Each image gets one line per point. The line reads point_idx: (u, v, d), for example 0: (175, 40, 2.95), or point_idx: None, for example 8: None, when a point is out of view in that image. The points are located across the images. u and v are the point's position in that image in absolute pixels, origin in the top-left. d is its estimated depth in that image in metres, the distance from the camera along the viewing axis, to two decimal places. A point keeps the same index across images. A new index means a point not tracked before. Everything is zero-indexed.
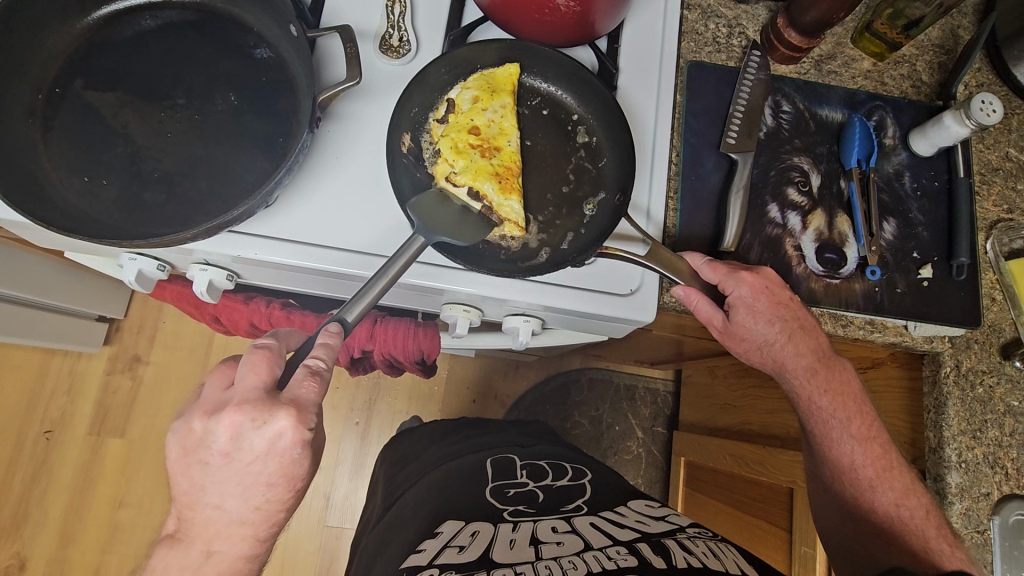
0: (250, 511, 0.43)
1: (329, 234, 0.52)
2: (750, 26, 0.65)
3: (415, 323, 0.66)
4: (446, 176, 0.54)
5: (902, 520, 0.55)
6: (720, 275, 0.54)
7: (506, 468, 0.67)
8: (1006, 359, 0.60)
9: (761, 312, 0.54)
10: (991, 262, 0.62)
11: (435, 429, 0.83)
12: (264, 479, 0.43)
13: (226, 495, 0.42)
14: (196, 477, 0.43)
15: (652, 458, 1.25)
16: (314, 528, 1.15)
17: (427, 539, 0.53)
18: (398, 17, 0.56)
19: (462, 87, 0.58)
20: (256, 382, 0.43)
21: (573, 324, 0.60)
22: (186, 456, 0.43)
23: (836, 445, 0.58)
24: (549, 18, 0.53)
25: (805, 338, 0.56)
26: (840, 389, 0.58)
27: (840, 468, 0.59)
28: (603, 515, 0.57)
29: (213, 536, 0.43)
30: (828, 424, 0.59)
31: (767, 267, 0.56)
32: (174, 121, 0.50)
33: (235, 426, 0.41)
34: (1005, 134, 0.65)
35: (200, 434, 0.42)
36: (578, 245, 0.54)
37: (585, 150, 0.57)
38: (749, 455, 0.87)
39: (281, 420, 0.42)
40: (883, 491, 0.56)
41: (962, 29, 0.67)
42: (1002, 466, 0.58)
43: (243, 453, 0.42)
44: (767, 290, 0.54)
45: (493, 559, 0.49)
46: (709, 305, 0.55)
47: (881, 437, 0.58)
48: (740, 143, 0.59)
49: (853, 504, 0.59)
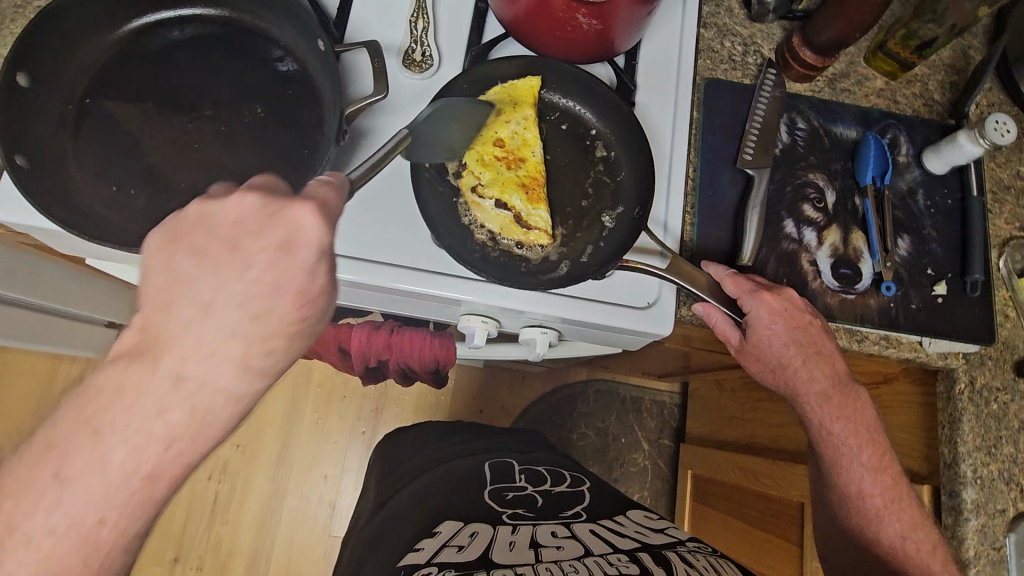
0: (246, 321, 0.33)
1: (353, 245, 0.53)
2: (765, 45, 0.65)
3: (432, 333, 0.66)
4: (473, 189, 0.57)
5: (908, 552, 0.54)
6: (740, 290, 0.54)
7: (505, 471, 0.68)
8: (1020, 376, 0.60)
9: (779, 333, 0.54)
10: (1003, 279, 0.62)
11: (432, 431, 0.82)
12: (267, 281, 0.33)
13: (219, 290, 0.33)
14: (180, 271, 0.33)
15: (658, 471, 1.25)
16: (319, 538, 1.15)
17: (425, 539, 0.53)
18: (421, 33, 0.57)
19: (483, 101, 0.58)
20: (273, 184, 0.36)
21: (589, 337, 0.60)
22: (172, 245, 0.34)
23: (847, 471, 0.58)
24: (571, 35, 0.54)
25: (820, 363, 0.56)
26: (853, 416, 0.58)
27: (848, 494, 0.58)
28: (603, 523, 0.58)
29: (190, 354, 0.32)
30: (840, 450, 0.58)
31: (791, 288, 0.56)
32: (201, 132, 0.51)
33: (244, 207, 0.34)
34: (1016, 153, 0.66)
35: (199, 216, 0.34)
36: (598, 258, 0.54)
37: (604, 163, 0.57)
38: (759, 470, 0.87)
39: (299, 212, 0.33)
40: (891, 522, 0.56)
41: (973, 50, 0.68)
42: (1017, 482, 0.58)
43: (253, 242, 0.33)
44: (785, 312, 0.54)
45: (492, 560, 0.48)
46: (728, 322, 0.56)
47: (893, 469, 0.57)
48: (757, 160, 0.59)
49: (858, 532, 0.58)
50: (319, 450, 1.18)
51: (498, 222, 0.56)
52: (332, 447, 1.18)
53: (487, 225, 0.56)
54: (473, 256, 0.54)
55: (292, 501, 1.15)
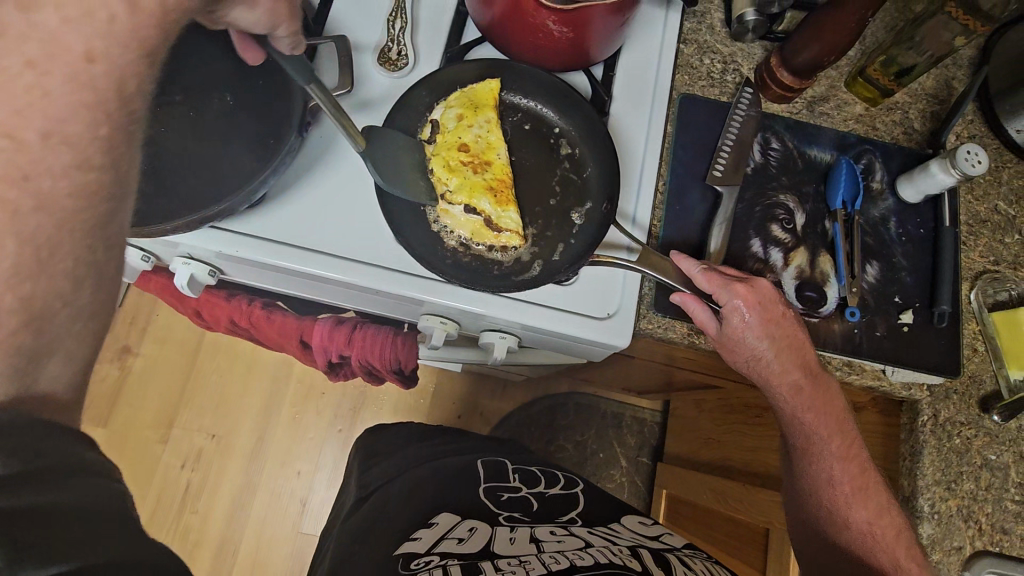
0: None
1: (310, 237, 0.53)
2: (745, 64, 0.65)
3: (396, 332, 0.66)
4: (443, 196, 0.57)
5: (874, 538, 0.52)
6: (714, 285, 0.52)
7: (500, 471, 0.68)
8: (985, 413, 0.59)
9: (753, 326, 0.52)
10: (974, 312, 0.61)
11: (407, 432, 0.80)
12: None
13: None
14: None
15: (635, 489, 1.23)
16: (288, 535, 1.14)
17: (423, 528, 0.54)
18: (398, 32, 0.57)
19: (444, 107, 0.59)
20: None
21: (549, 345, 0.60)
22: None
23: (816, 460, 0.55)
24: (543, 42, 0.54)
25: (792, 354, 0.54)
26: (825, 407, 0.54)
27: (818, 482, 0.55)
28: (598, 529, 0.57)
29: None
30: (810, 440, 0.55)
31: (763, 278, 0.54)
32: (168, 117, 0.51)
33: None
34: (994, 187, 0.66)
35: None
36: (569, 255, 0.55)
37: (569, 160, 0.58)
38: (729, 492, 0.86)
39: None
40: (859, 508, 0.53)
41: (956, 81, 0.67)
42: (976, 520, 0.57)
43: None
44: (760, 305, 0.52)
45: (493, 552, 0.49)
46: (706, 312, 0.53)
47: (862, 457, 0.55)
48: (726, 177, 0.59)
49: (827, 521, 0.55)
50: (294, 445, 1.17)
51: (468, 227, 0.56)
52: (309, 443, 1.17)
53: (459, 231, 0.56)
54: (445, 263, 0.55)
55: (264, 494, 1.15)
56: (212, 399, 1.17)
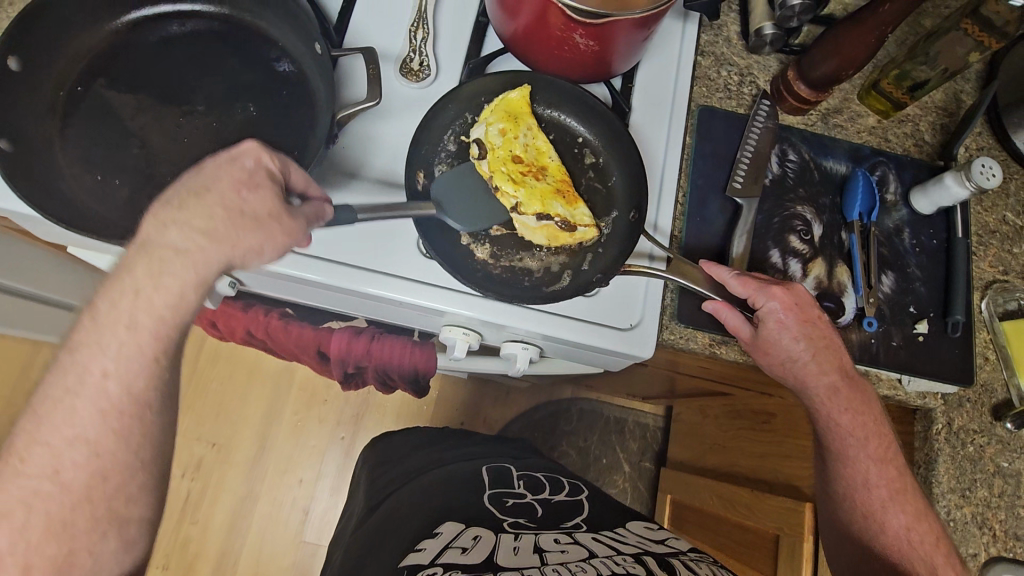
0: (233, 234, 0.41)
1: (337, 248, 0.52)
2: (761, 76, 0.66)
3: (412, 340, 0.65)
4: (515, 209, 0.56)
5: (911, 544, 0.53)
6: (749, 289, 0.53)
7: (505, 478, 0.68)
8: (997, 420, 0.61)
9: (789, 327, 0.53)
10: (985, 321, 0.62)
11: (418, 437, 0.80)
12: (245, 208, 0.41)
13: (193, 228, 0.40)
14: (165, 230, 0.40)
15: (637, 494, 1.24)
16: (290, 545, 1.13)
17: (427, 539, 0.52)
18: (420, 43, 0.57)
19: (484, 125, 0.57)
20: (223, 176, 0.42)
21: (571, 356, 0.60)
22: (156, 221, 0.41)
23: (852, 462, 0.56)
24: (567, 55, 0.54)
25: (828, 356, 0.54)
26: (861, 409, 0.55)
27: (853, 485, 0.56)
28: (604, 533, 0.57)
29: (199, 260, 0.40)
30: (846, 442, 0.56)
31: (796, 283, 0.56)
32: (192, 127, 0.51)
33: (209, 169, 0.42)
34: (1002, 198, 0.67)
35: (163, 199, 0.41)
36: (599, 264, 0.55)
37: (594, 170, 0.59)
38: (738, 499, 0.86)
39: (246, 148, 0.43)
40: (895, 512, 0.54)
41: (965, 94, 0.69)
42: (990, 527, 0.59)
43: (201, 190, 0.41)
44: (796, 307, 0.53)
45: (497, 564, 0.48)
46: (739, 317, 0.54)
47: (898, 460, 0.56)
48: (746, 189, 0.59)
49: (861, 524, 0.55)
50: (296, 453, 1.16)
51: (544, 234, 0.55)
52: (310, 451, 1.16)
53: (537, 239, 0.56)
54: (476, 275, 0.54)
55: (265, 504, 1.14)
56: (213, 408, 1.15)
